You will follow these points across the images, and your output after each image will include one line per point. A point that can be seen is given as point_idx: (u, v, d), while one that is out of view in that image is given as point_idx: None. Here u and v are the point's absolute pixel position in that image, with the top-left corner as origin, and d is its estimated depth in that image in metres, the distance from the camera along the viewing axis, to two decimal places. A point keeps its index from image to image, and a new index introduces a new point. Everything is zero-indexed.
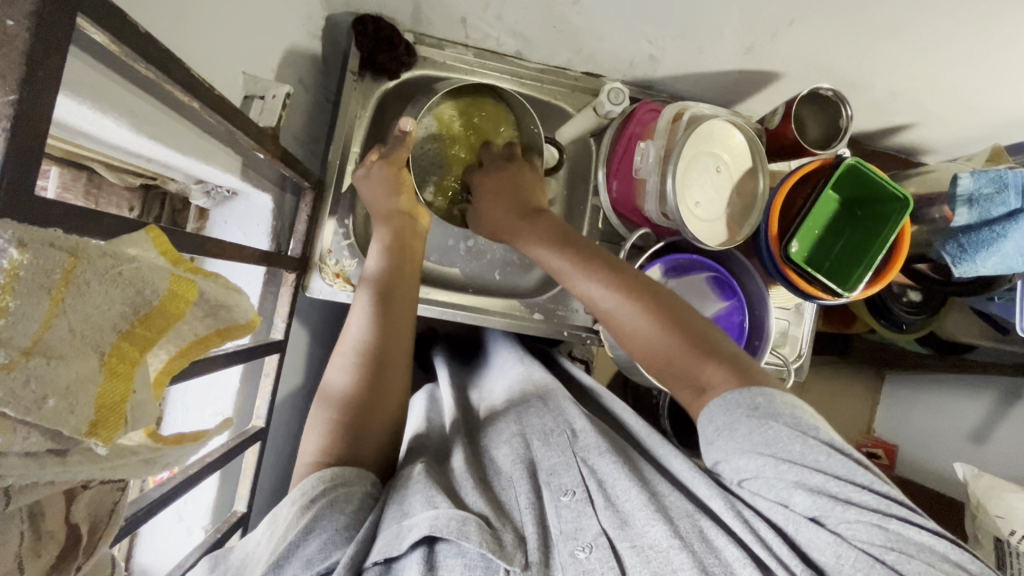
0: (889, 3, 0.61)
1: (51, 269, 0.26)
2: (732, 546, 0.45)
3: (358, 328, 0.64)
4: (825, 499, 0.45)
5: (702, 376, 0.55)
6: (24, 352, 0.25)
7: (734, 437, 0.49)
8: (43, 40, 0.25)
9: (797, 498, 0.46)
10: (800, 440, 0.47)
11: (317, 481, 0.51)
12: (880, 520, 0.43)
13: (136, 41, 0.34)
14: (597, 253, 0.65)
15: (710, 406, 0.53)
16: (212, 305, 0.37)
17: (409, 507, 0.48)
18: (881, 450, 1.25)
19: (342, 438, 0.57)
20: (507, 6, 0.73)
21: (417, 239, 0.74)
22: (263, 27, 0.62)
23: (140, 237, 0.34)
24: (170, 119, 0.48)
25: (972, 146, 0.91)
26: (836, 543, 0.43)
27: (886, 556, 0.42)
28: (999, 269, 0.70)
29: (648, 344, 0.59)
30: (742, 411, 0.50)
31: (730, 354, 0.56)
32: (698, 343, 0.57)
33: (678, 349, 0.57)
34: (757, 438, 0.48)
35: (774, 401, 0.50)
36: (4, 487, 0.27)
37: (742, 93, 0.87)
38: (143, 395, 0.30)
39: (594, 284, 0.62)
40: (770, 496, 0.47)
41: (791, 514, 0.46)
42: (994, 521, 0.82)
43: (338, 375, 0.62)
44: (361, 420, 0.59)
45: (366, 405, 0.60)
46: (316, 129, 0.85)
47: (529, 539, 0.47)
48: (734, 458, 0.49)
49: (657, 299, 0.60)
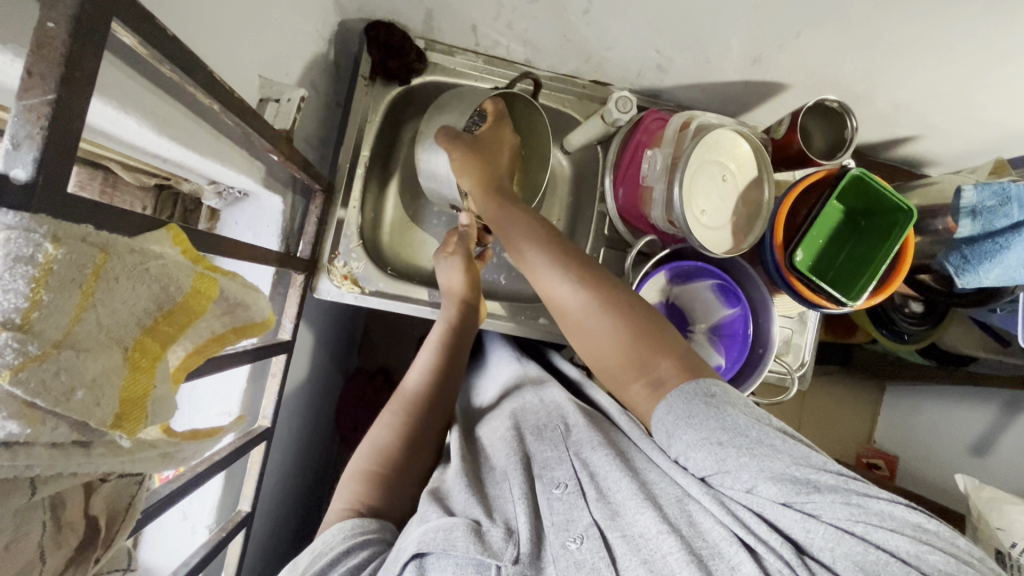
0: (895, 17, 0.62)
1: (83, 264, 0.26)
2: (719, 526, 0.45)
3: (414, 390, 0.69)
4: (789, 483, 0.44)
5: (653, 369, 0.55)
6: (54, 345, 0.25)
7: (691, 427, 0.49)
8: (82, 41, 0.26)
9: (760, 481, 0.45)
10: (756, 426, 0.47)
11: (340, 530, 0.53)
12: (841, 497, 0.43)
13: (164, 44, 0.34)
14: (559, 245, 0.63)
15: (670, 397, 0.52)
16: (232, 304, 0.38)
17: (407, 532, 0.50)
18: (882, 461, 1.26)
19: (371, 493, 0.59)
20: (519, 14, 0.74)
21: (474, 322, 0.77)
22: (279, 31, 0.63)
23: (161, 235, 0.35)
24: (189, 120, 0.49)
25: (975, 158, 0.92)
26: (805, 519, 0.43)
27: (855, 528, 0.42)
28: (1002, 281, 0.71)
29: (600, 334, 0.58)
30: (699, 399, 0.50)
31: (683, 352, 0.56)
32: (652, 338, 0.57)
33: (632, 342, 0.57)
34: (715, 425, 0.48)
35: (728, 392, 0.51)
36: (29, 478, 0.27)
37: (748, 104, 0.88)
38: (163, 390, 0.31)
39: (548, 268, 0.62)
40: (734, 485, 0.46)
41: (757, 500, 0.45)
42: (995, 533, 0.83)
43: (381, 428, 0.65)
44: (395, 471, 0.61)
45: (405, 459, 0.63)
46: (326, 132, 0.86)
47: (519, 531, 0.48)
48: (695, 451, 0.48)
49: (611, 290, 0.60)
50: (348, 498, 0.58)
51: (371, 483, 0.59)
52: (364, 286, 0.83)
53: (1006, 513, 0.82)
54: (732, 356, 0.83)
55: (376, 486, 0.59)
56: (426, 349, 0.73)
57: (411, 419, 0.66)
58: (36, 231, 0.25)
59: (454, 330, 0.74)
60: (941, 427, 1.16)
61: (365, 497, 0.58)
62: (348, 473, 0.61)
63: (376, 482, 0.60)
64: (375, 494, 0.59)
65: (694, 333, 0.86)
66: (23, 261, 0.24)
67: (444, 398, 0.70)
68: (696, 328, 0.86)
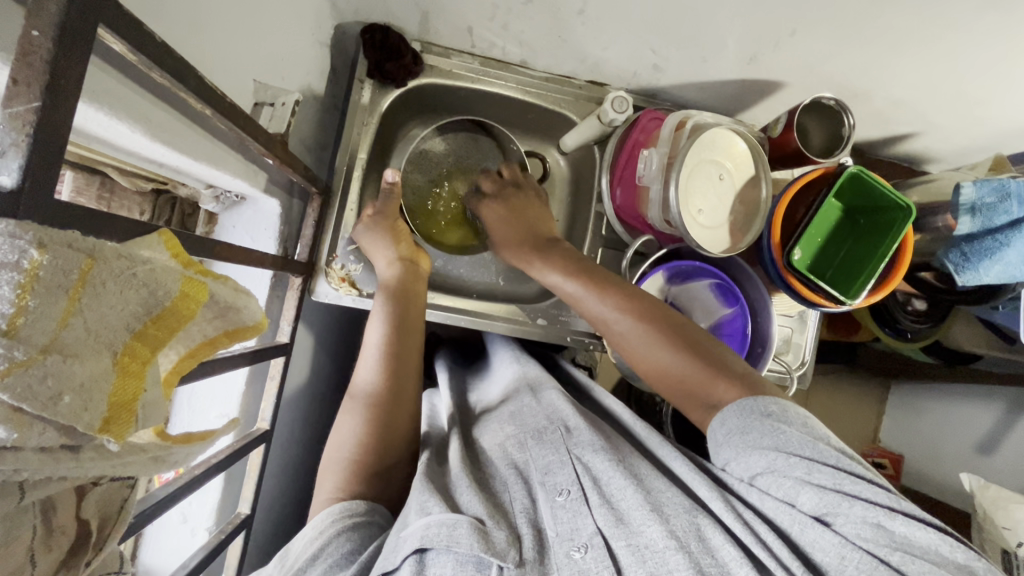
0: (891, 14, 0.61)
1: (70, 269, 0.26)
2: (730, 545, 0.44)
3: (368, 374, 0.67)
4: (831, 495, 0.44)
5: (712, 393, 0.56)
6: (41, 349, 0.26)
7: (745, 439, 0.50)
8: (66, 49, 0.26)
9: (805, 495, 0.45)
10: (811, 443, 0.47)
11: (329, 514, 0.53)
12: (884, 520, 0.42)
13: (153, 50, 0.35)
14: (608, 278, 0.68)
15: (725, 411, 0.53)
16: (223, 307, 0.38)
17: (404, 523, 0.49)
18: (887, 460, 1.23)
19: (359, 482, 0.59)
20: (514, 15, 0.74)
21: (420, 281, 0.78)
22: (273, 36, 0.63)
23: (153, 241, 0.35)
24: (183, 125, 0.49)
25: (976, 155, 0.91)
26: (841, 544, 0.42)
27: (890, 556, 0.41)
28: (1003, 278, 0.71)
29: (657, 363, 0.61)
30: (755, 416, 0.51)
31: (745, 374, 0.56)
32: (709, 362, 0.58)
33: (688, 368, 0.58)
34: (769, 439, 0.48)
35: (787, 410, 0.51)
36: (18, 482, 0.27)
37: (745, 102, 0.87)
38: (153, 395, 0.31)
39: (600, 303, 0.66)
40: (778, 494, 0.47)
41: (797, 514, 0.45)
42: (1001, 532, 0.82)
43: (347, 422, 0.64)
44: (377, 460, 0.61)
45: (381, 448, 0.62)
46: (323, 136, 0.86)
47: (524, 539, 0.48)
48: (747, 457, 0.49)
49: (663, 319, 0.63)
50: (330, 489, 0.58)
51: (351, 471, 0.59)
52: (362, 288, 0.83)
53: (1012, 513, 0.82)
54: None
55: (356, 475, 0.59)
56: (374, 323, 0.71)
57: (373, 409, 0.64)
58: (22, 238, 0.25)
59: (396, 297, 0.73)
60: (948, 425, 1.15)
61: (349, 485, 0.58)
62: (330, 460, 0.62)
63: (357, 470, 0.60)
64: (357, 482, 0.59)
65: None
66: (8, 266, 0.24)
67: (405, 382, 0.68)
68: None
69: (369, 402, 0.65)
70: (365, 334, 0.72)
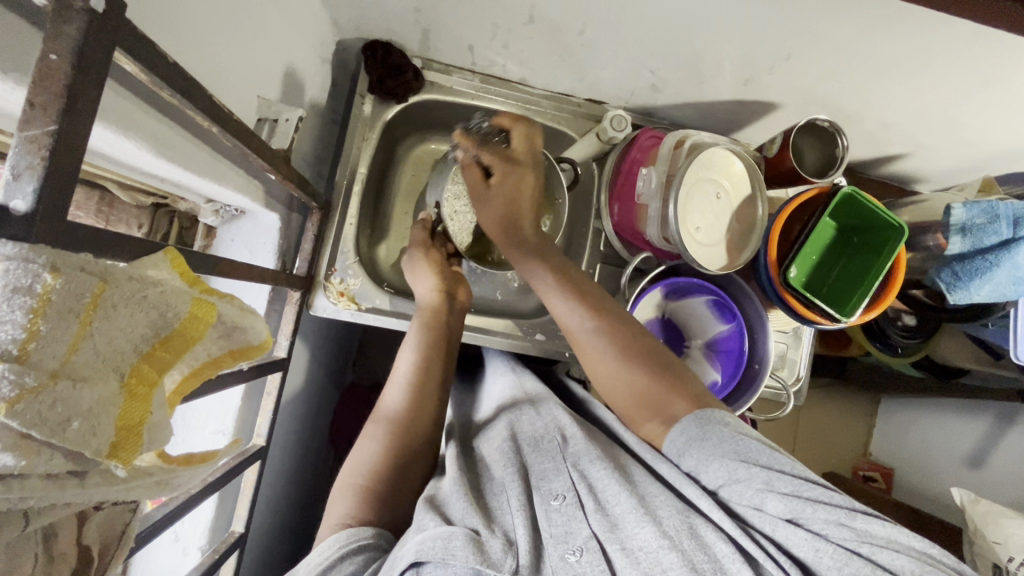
0: (881, 42, 0.63)
1: (82, 293, 0.26)
2: (722, 541, 0.44)
3: (395, 398, 0.68)
4: (796, 499, 0.45)
5: (668, 408, 0.57)
6: (51, 375, 0.25)
7: (705, 449, 0.51)
8: (82, 74, 0.26)
9: (770, 501, 0.46)
10: (768, 453, 0.49)
11: (334, 542, 0.53)
12: (846, 517, 0.43)
13: (164, 70, 0.35)
14: (580, 283, 0.67)
15: (682, 422, 0.54)
16: (229, 327, 0.38)
17: (403, 541, 0.49)
18: (879, 474, 1.25)
19: (371, 507, 0.58)
20: (515, 35, 0.76)
21: (450, 316, 0.76)
22: (276, 51, 0.63)
23: (159, 259, 0.34)
24: (188, 141, 0.49)
25: (963, 175, 0.93)
26: (813, 539, 0.43)
27: (861, 548, 0.42)
28: (993, 296, 0.72)
29: (615, 373, 0.61)
30: (715, 424, 0.52)
31: (695, 390, 0.58)
32: (668, 378, 0.58)
33: (651, 384, 0.59)
34: (728, 449, 0.50)
35: (740, 423, 0.53)
36: (23, 510, 0.27)
37: (740, 122, 0.89)
38: (159, 417, 0.31)
39: (574, 317, 0.64)
40: (744, 502, 0.47)
41: (767, 518, 0.46)
42: (993, 547, 0.82)
43: (366, 444, 0.64)
44: (387, 492, 0.60)
45: (398, 480, 0.61)
46: (323, 150, 0.86)
47: (519, 543, 0.47)
48: (709, 468, 0.50)
49: (633, 335, 0.62)
50: (342, 512, 0.57)
51: (364, 498, 0.58)
52: (361, 302, 0.82)
53: (1003, 527, 0.82)
54: (728, 372, 0.83)
55: (369, 501, 0.58)
56: (405, 352, 0.71)
57: (399, 431, 0.64)
58: (35, 262, 0.25)
59: (429, 330, 0.73)
60: (938, 440, 1.17)
61: (358, 513, 0.57)
62: (340, 485, 0.61)
63: (369, 497, 0.58)
64: (368, 509, 0.58)
65: (690, 348, 0.86)
66: (21, 291, 0.24)
67: (428, 409, 0.68)
68: (691, 344, 0.86)
69: (394, 426, 0.65)
70: (393, 369, 0.72)
